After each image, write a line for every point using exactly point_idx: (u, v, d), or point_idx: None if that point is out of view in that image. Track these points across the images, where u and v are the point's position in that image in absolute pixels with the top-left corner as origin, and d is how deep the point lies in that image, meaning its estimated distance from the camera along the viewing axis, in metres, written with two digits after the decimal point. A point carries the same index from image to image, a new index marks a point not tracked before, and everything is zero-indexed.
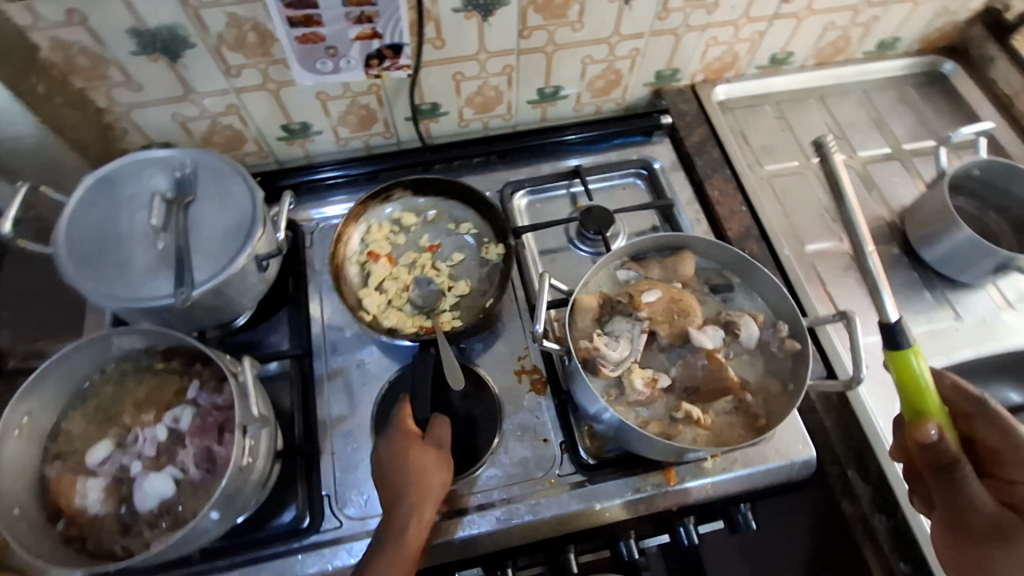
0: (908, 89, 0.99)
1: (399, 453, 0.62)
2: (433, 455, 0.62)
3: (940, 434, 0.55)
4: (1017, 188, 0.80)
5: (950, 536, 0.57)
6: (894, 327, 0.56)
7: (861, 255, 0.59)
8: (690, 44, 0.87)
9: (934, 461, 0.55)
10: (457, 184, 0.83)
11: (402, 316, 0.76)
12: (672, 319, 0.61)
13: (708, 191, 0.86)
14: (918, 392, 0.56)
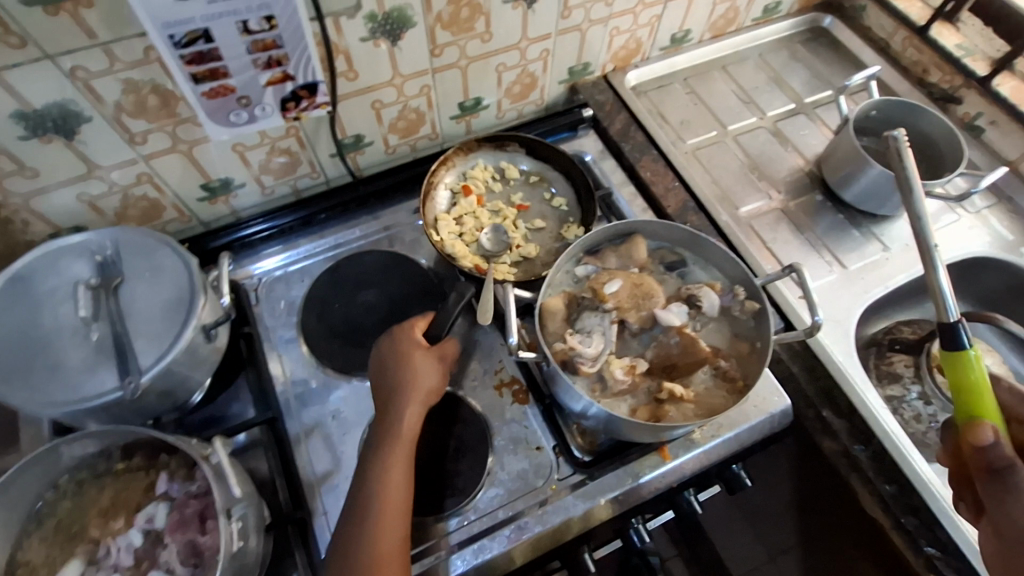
0: (797, 47, 1.06)
1: (399, 357, 0.66)
2: (433, 360, 0.66)
3: (998, 437, 0.51)
4: (911, 121, 0.87)
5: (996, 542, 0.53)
6: (955, 326, 0.53)
7: (927, 251, 0.53)
8: (595, 37, 0.89)
9: (986, 463, 0.51)
10: (569, 160, 0.88)
11: (465, 250, 0.82)
12: (638, 304, 0.62)
13: (640, 173, 0.89)
14: (972, 391, 0.52)
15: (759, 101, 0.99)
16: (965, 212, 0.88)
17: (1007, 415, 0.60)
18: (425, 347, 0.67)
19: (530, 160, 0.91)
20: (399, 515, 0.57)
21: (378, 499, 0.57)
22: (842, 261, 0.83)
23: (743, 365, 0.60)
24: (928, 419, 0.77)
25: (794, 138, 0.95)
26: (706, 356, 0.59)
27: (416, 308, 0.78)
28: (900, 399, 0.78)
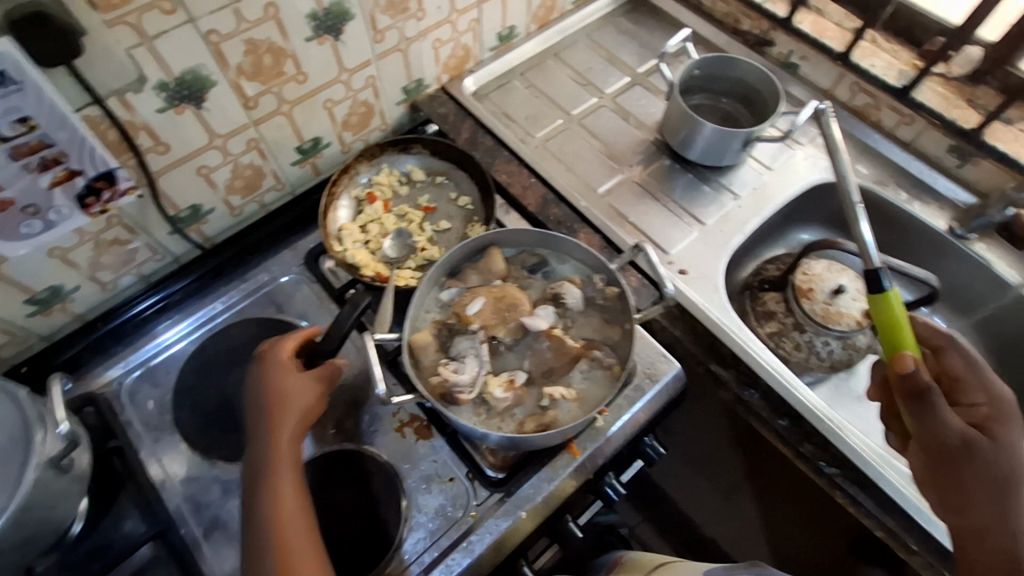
0: (620, 21, 1.09)
1: (273, 381, 0.65)
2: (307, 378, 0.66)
3: (919, 363, 0.53)
4: (732, 73, 0.91)
5: (929, 461, 0.57)
6: (879, 273, 0.57)
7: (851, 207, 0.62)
8: (418, 52, 0.88)
9: (911, 387, 0.54)
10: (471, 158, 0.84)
11: (369, 258, 0.78)
12: (504, 317, 0.61)
13: (496, 178, 0.89)
14: (896, 326, 0.56)
15: (596, 81, 1.02)
16: (800, 147, 0.93)
17: (924, 344, 0.65)
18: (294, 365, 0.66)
19: (436, 161, 0.86)
20: (299, 537, 0.57)
21: (271, 530, 0.57)
22: (699, 218, 0.87)
23: (617, 350, 0.61)
24: (806, 345, 0.81)
25: (634, 110, 0.98)
26: (579, 350, 0.61)
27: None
28: (780, 334, 0.82)
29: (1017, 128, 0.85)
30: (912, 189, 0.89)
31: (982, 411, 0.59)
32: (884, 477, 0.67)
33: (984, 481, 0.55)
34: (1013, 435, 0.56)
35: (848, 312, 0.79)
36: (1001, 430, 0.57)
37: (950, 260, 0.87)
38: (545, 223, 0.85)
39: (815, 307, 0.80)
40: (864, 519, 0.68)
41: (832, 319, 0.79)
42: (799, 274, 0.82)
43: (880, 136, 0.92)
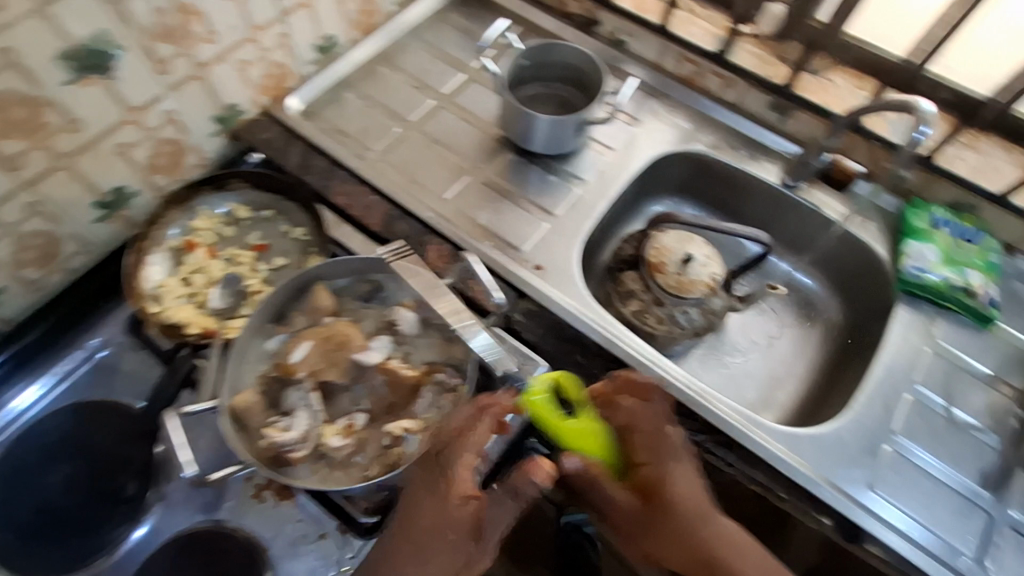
0: (450, 15, 1.05)
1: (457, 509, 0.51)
2: (455, 549, 0.50)
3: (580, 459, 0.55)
4: (558, 58, 0.91)
5: (626, 538, 0.59)
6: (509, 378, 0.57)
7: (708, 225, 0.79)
8: (219, 77, 0.80)
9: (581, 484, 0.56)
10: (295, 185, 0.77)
11: (195, 313, 0.70)
12: (334, 360, 0.57)
13: (333, 201, 0.82)
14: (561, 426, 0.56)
15: (431, 82, 0.97)
16: (636, 124, 0.94)
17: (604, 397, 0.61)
18: (443, 516, 0.50)
19: (263, 192, 0.79)
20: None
21: None
22: (549, 209, 0.86)
23: (461, 370, 0.59)
24: (669, 317, 0.82)
25: (473, 107, 0.95)
26: (419, 378, 0.58)
27: (128, 458, 0.66)
28: (642, 311, 0.83)
29: (823, 78, 0.90)
30: (746, 147, 0.92)
31: (654, 484, 0.57)
32: (745, 436, 0.69)
33: (675, 545, 0.57)
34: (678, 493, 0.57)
35: (698, 279, 0.81)
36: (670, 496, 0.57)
37: (788, 211, 0.90)
38: (391, 241, 0.80)
39: (668, 280, 0.81)
40: (733, 480, 0.70)
41: (684, 290, 0.81)
42: (649, 248, 0.83)
43: (710, 100, 0.94)
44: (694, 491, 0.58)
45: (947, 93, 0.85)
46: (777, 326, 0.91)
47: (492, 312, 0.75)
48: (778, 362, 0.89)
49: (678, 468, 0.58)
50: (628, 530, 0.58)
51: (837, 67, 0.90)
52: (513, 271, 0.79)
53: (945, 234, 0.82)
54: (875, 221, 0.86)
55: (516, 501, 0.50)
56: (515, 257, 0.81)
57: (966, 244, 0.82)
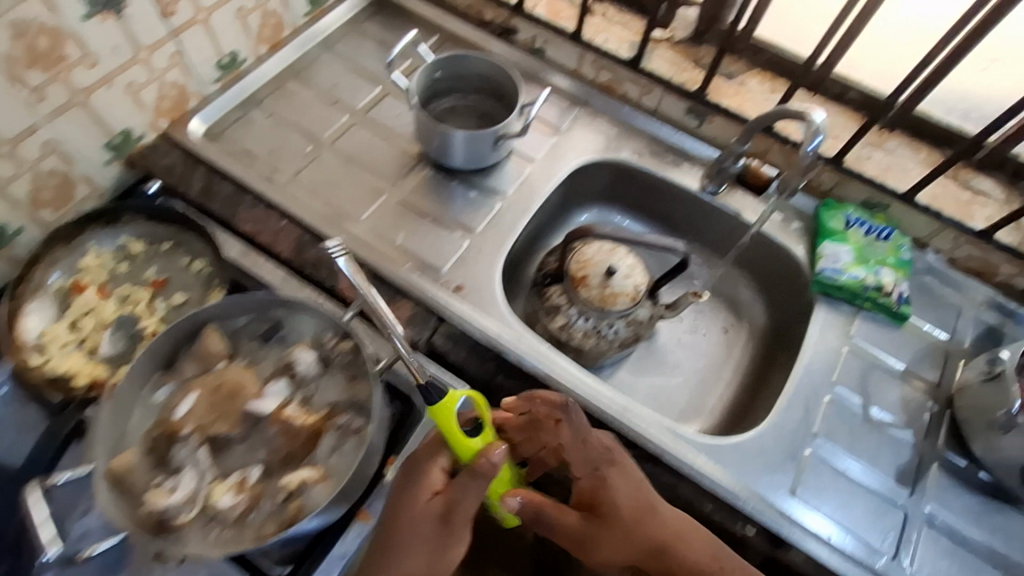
0: (364, 26, 1.01)
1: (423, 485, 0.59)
2: (428, 533, 0.58)
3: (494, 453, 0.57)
4: (474, 69, 0.88)
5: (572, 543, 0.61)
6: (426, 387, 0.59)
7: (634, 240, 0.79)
8: (107, 102, 0.75)
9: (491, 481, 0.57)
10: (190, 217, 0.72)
11: (83, 362, 0.66)
12: (222, 411, 0.55)
13: (240, 228, 0.79)
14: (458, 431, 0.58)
15: (345, 97, 0.94)
16: (557, 134, 0.93)
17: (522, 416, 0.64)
18: (420, 503, 0.59)
19: (159, 224, 0.74)
20: None
21: None
22: (470, 226, 0.83)
23: (364, 411, 0.57)
24: (595, 330, 0.81)
25: (389, 122, 0.92)
26: (316, 424, 0.56)
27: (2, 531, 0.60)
28: (568, 326, 0.82)
29: (737, 82, 0.90)
30: (667, 154, 0.92)
31: (598, 533, 0.60)
32: (665, 450, 0.70)
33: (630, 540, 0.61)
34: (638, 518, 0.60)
35: (621, 290, 0.80)
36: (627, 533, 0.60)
37: (709, 216, 0.91)
38: (302, 269, 0.77)
39: (592, 293, 0.80)
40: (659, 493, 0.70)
41: (609, 301, 0.80)
42: (573, 261, 0.82)
43: (629, 108, 0.94)
44: (637, 514, 0.61)
45: (855, 93, 0.86)
46: (705, 331, 0.92)
47: (410, 340, 0.74)
48: (707, 367, 0.89)
49: (616, 480, 0.61)
50: (579, 545, 0.61)
51: (751, 70, 0.91)
52: (431, 294, 0.77)
53: (859, 233, 0.83)
54: (793, 223, 0.87)
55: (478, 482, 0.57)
56: (433, 279, 0.78)
57: (879, 241, 0.83)
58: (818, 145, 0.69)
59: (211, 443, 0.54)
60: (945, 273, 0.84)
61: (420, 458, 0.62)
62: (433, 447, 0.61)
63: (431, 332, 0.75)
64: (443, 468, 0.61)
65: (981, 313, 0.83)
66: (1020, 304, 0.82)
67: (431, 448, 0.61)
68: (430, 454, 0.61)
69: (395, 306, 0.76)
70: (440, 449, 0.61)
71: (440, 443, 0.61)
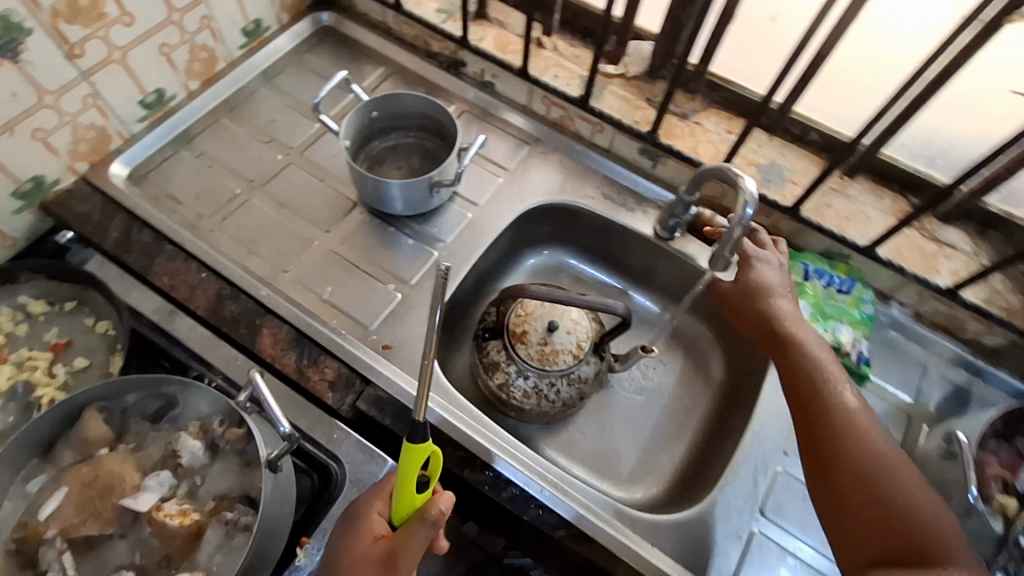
0: (306, 57, 0.96)
1: (360, 528, 0.57)
2: None
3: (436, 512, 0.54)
4: (413, 107, 0.83)
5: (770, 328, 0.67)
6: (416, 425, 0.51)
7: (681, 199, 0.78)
8: (11, 150, 0.69)
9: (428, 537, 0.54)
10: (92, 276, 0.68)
11: None
12: (95, 509, 0.53)
13: (155, 283, 0.74)
14: (406, 481, 0.54)
15: (281, 135, 0.89)
16: (506, 174, 0.88)
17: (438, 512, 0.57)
18: (360, 550, 0.55)
19: (62, 283, 0.70)
20: None
21: None
22: (404, 277, 0.79)
23: (253, 504, 0.54)
24: (537, 389, 0.76)
25: (326, 163, 0.87)
26: (197, 524, 0.53)
27: None
28: (507, 385, 0.76)
29: (692, 121, 0.85)
30: (620, 196, 0.87)
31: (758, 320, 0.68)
32: (594, 523, 0.66)
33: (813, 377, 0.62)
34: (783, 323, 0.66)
35: (563, 348, 0.75)
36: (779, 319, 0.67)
37: (663, 261, 0.86)
38: (219, 327, 0.72)
39: (531, 350, 0.75)
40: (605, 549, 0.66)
41: (551, 360, 0.75)
42: (513, 315, 0.77)
43: (581, 146, 0.89)
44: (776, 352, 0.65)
45: (816, 135, 0.81)
46: (663, 381, 0.86)
47: (331, 405, 0.70)
48: (663, 421, 0.83)
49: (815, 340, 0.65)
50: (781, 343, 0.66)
51: (707, 109, 0.86)
52: (358, 354, 0.72)
53: (818, 286, 0.78)
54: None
55: (420, 530, 0.54)
56: (360, 337, 0.74)
57: (840, 294, 0.78)
58: (754, 213, 0.65)
59: (78, 544, 0.52)
60: (910, 327, 0.79)
61: (356, 509, 0.59)
62: (378, 491, 0.59)
63: (356, 396, 0.70)
64: (384, 515, 0.58)
65: (946, 371, 0.78)
66: (989, 363, 0.77)
67: (374, 492, 0.59)
68: (370, 499, 0.59)
69: (317, 368, 0.71)
70: (386, 495, 0.59)
71: (388, 489, 0.59)
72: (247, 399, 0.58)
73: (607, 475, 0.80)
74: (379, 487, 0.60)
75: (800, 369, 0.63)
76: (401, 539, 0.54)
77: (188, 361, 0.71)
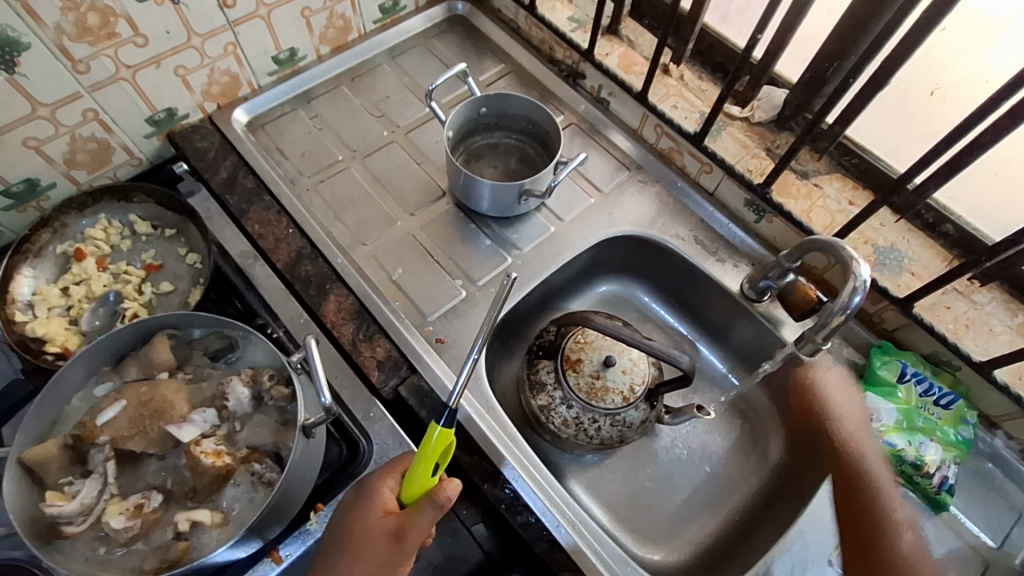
0: (433, 42, 0.98)
1: (371, 495, 0.57)
2: (381, 549, 0.55)
3: (439, 498, 0.56)
4: (521, 111, 0.83)
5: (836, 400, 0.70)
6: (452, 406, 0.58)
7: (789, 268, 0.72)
8: (153, 81, 0.75)
9: (430, 521, 0.56)
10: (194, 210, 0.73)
11: (61, 327, 0.68)
12: (143, 427, 0.53)
13: (246, 228, 0.78)
14: (426, 458, 0.56)
15: (392, 113, 0.91)
16: (598, 196, 0.85)
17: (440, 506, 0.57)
18: (371, 522, 0.56)
19: (166, 210, 0.76)
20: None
21: None
22: (472, 275, 0.79)
23: (280, 463, 0.54)
24: (578, 421, 0.72)
25: (427, 148, 0.89)
26: (228, 467, 0.53)
27: None
28: (549, 408, 0.74)
29: (812, 182, 0.78)
30: (712, 244, 0.82)
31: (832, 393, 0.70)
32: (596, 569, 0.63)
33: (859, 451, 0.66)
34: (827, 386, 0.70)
35: (615, 387, 0.72)
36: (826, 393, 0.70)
37: (744, 322, 0.81)
38: (292, 282, 0.75)
39: (581, 381, 0.73)
40: None
41: (598, 396, 0.72)
42: (571, 340, 0.74)
43: (684, 183, 0.85)
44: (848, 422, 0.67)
45: (951, 227, 0.72)
46: (713, 445, 0.81)
47: (374, 385, 0.70)
48: (704, 485, 0.78)
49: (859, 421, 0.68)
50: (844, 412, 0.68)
51: (831, 172, 0.79)
52: (411, 341, 0.73)
53: (913, 391, 0.70)
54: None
55: (428, 510, 0.56)
56: (417, 325, 0.75)
57: (936, 407, 0.70)
58: (862, 303, 0.60)
59: (123, 456, 0.54)
60: (1012, 465, 0.69)
61: (369, 478, 0.60)
62: (390, 469, 0.59)
63: (399, 381, 0.71)
64: (395, 491, 0.59)
65: None
66: None
67: (386, 469, 0.60)
68: (382, 474, 0.59)
69: (370, 345, 0.72)
70: (398, 474, 0.59)
71: (400, 467, 0.60)
72: (300, 359, 0.59)
73: (629, 526, 0.76)
74: (393, 464, 0.60)
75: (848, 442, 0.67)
76: (412, 517, 0.56)
77: (258, 309, 0.74)
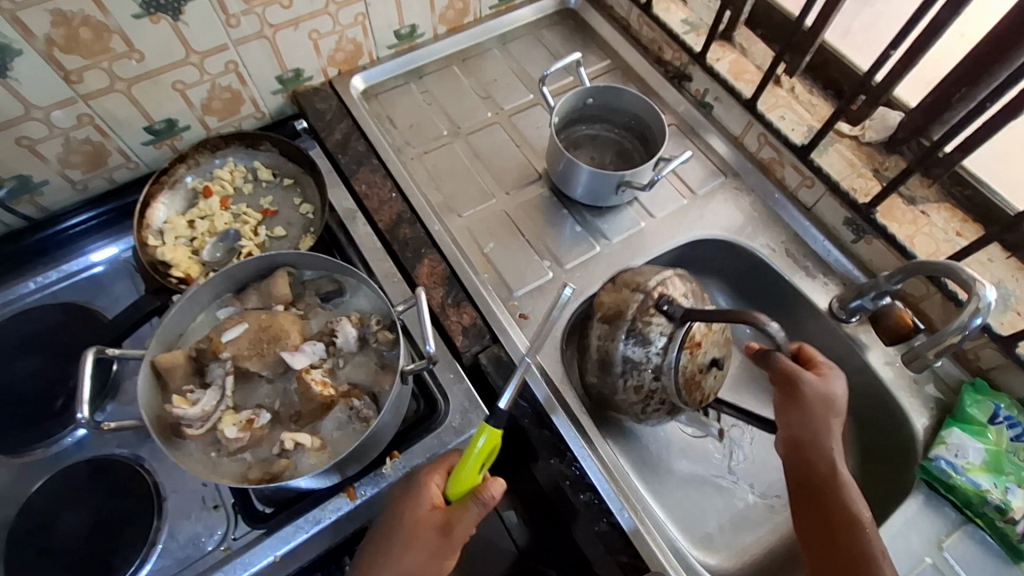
0: (544, 32, 1.01)
1: (418, 493, 0.59)
2: (428, 543, 0.57)
3: (483, 496, 0.58)
4: (627, 106, 0.84)
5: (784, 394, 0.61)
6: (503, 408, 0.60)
7: (889, 286, 0.71)
8: (289, 41, 0.81)
9: (474, 518, 0.58)
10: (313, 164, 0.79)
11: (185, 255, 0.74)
12: (261, 349, 0.58)
13: (354, 187, 0.83)
14: (473, 458, 0.59)
15: (498, 95, 0.94)
16: (691, 198, 0.86)
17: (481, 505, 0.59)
18: (420, 515, 0.58)
19: (287, 162, 0.82)
20: None
21: None
22: (559, 258, 0.81)
23: (376, 402, 0.58)
24: (652, 391, 0.67)
25: (528, 132, 0.91)
26: (332, 399, 0.57)
27: (66, 375, 0.70)
28: (639, 364, 0.66)
29: (918, 209, 0.76)
30: (803, 259, 0.82)
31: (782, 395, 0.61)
32: (655, 557, 0.64)
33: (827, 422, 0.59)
34: (828, 396, 0.59)
35: (705, 387, 0.67)
36: (801, 413, 0.60)
37: (826, 340, 0.79)
38: (391, 243, 0.79)
39: (689, 367, 0.65)
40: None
41: (691, 389, 0.67)
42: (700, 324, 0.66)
43: (782, 196, 0.84)
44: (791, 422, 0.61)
45: None
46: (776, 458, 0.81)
47: (458, 349, 0.73)
48: (761, 497, 0.78)
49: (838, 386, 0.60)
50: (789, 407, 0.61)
51: (940, 201, 0.77)
52: (496, 313, 0.76)
53: (1004, 434, 0.68)
54: (924, 405, 0.72)
55: (472, 511, 0.58)
56: (502, 298, 0.78)
57: None
58: (982, 325, 0.61)
59: (238, 374, 0.59)
60: None
61: (417, 474, 0.62)
62: (436, 465, 0.61)
63: (481, 349, 0.73)
64: (440, 487, 0.60)
65: None
66: None
67: (432, 465, 0.62)
68: (429, 471, 0.61)
69: (458, 311, 0.75)
70: (443, 470, 0.61)
71: (445, 464, 0.62)
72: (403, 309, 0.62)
73: (683, 526, 0.76)
74: (438, 461, 0.62)
75: (826, 488, 0.58)
76: (459, 513, 0.58)
77: (357, 263, 0.78)
